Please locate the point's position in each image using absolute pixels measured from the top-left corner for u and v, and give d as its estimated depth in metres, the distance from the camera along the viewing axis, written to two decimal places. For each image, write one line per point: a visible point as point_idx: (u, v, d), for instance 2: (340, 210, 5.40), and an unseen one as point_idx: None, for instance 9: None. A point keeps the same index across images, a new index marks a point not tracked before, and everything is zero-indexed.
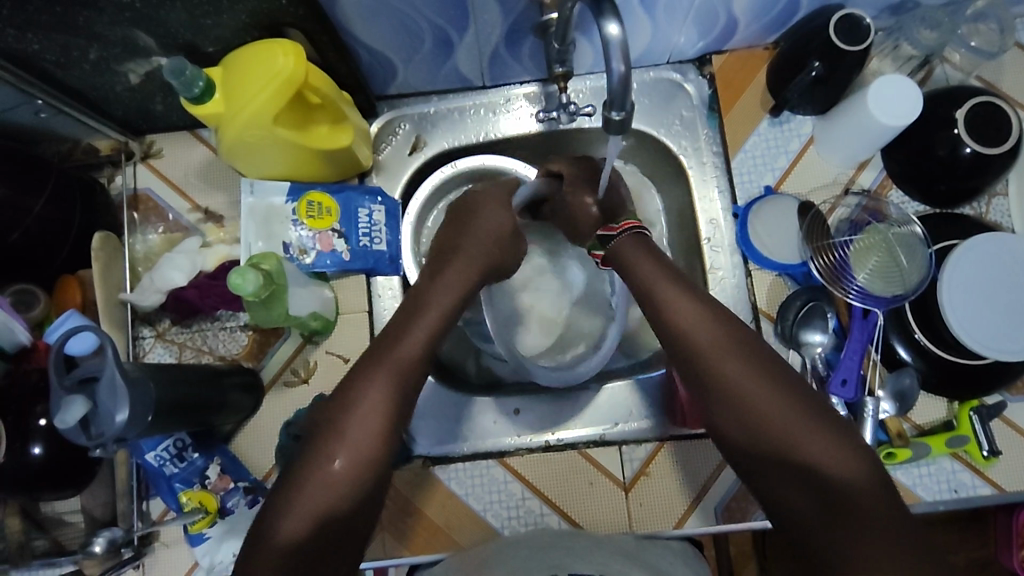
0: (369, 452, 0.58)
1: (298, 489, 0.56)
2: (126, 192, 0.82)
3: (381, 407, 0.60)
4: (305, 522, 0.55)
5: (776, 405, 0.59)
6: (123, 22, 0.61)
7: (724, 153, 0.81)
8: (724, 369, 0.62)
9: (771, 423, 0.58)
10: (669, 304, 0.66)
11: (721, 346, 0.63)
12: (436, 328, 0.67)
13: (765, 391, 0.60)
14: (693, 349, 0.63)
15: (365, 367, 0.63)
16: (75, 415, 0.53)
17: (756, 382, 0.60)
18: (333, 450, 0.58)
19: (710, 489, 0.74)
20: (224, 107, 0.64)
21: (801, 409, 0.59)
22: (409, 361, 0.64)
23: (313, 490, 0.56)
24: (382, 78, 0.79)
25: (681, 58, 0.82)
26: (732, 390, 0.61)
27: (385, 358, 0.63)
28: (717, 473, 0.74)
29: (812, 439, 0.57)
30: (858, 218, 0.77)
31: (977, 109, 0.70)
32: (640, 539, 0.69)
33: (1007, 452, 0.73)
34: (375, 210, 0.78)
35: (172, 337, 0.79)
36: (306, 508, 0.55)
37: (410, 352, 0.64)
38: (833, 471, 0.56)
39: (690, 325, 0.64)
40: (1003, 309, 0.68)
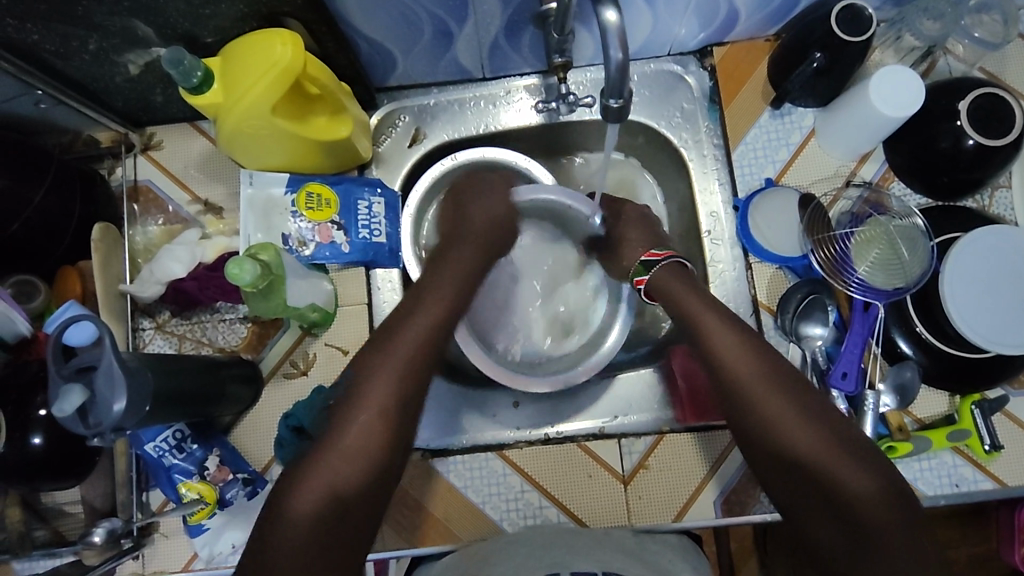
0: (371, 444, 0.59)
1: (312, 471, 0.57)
2: (126, 183, 0.82)
3: (387, 392, 0.61)
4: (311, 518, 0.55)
5: (808, 434, 0.58)
6: (122, 12, 0.61)
7: (724, 146, 0.81)
8: (753, 397, 0.61)
9: (803, 452, 0.57)
10: (701, 328, 0.65)
11: (751, 371, 0.62)
12: (437, 314, 0.68)
13: (796, 418, 0.59)
14: (727, 377, 0.62)
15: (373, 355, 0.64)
16: (72, 404, 0.53)
17: (787, 409, 0.59)
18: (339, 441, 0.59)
19: (709, 482, 0.74)
20: (223, 97, 0.64)
21: (832, 438, 0.57)
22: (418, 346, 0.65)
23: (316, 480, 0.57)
24: (382, 69, 0.78)
25: (682, 50, 0.82)
26: (762, 419, 0.60)
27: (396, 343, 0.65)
28: (717, 466, 0.74)
29: (842, 468, 0.56)
30: (859, 210, 0.76)
31: (980, 100, 0.69)
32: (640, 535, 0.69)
33: (1009, 447, 0.73)
34: (375, 202, 0.78)
35: (171, 329, 0.79)
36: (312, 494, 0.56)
37: (412, 339, 0.65)
38: (862, 501, 0.55)
39: (720, 351, 0.64)
40: (1005, 302, 0.68)
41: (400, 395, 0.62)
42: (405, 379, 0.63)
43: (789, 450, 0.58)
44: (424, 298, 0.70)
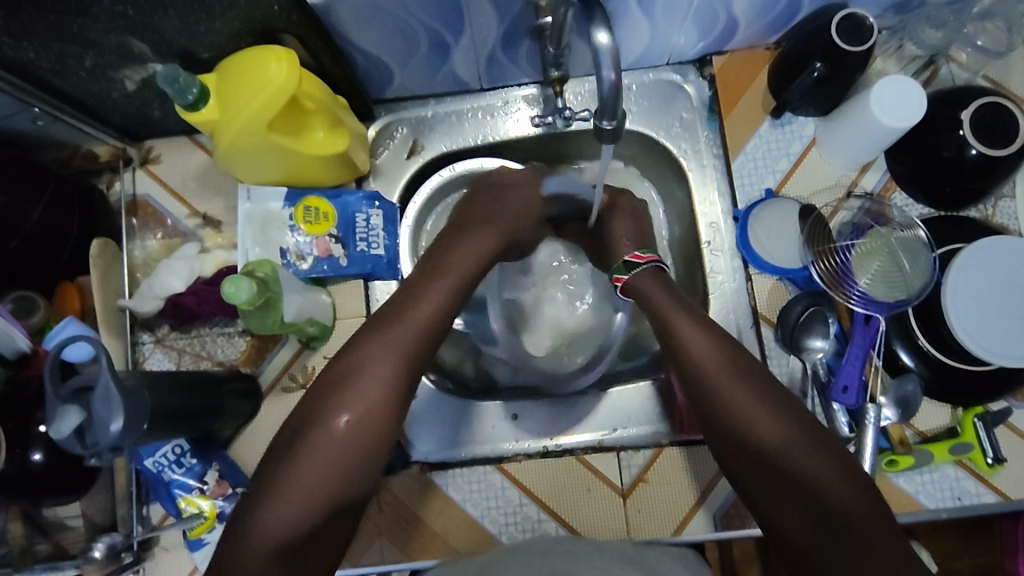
0: (357, 446, 0.56)
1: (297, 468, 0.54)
2: (125, 198, 0.82)
3: (382, 389, 0.58)
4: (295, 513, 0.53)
5: (773, 423, 0.57)
6: (117, 29, 0.61)
7: (724, 155, 0.80)
8: (720, 388, 0.60)
9: (769, 442, 0.56)
10: (670, 323, 0.65)
11: (727, 375, 0.60)
12: (440, 306, 0.65)
13: (762, 408, 0.58)
14: (695, 369, 0.62)
15: (366, 344, 0.60)
16: (69, 425, 0.53)
17: (752, 400, 0.58)
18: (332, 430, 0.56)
19: (710, 494, 0.73)
20: (219, 115, 0.64)
21: (797, 428, 0.57)
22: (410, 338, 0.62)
23: (301, 481, 0.54)
24: (379, 82, 0.78)
25: (681, 59, 0.81)
26: (729, 410, 0.59)
27: (394, 335, 0.61)
28: (716, 480, 0.74)
29: (806, 456, 0.55)
30: (860, 221, 0.75)
31: (983, 110, 0.68)
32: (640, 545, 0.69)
33: (1012, 460, 0.72)
34: (372, 215, 0.78)
35: (171, 343, 0.79)
36: (294, 493, 0.53)
37: (410, 337, 0.61)
38: (829, 489, 0.54)
39: (689, 343, 0.63)
40: (1008, 314, 0.67)
41: (396, 393, 0.59)
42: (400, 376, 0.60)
43: (754, 441, 0.57)
44: (419, 294, 0.65)
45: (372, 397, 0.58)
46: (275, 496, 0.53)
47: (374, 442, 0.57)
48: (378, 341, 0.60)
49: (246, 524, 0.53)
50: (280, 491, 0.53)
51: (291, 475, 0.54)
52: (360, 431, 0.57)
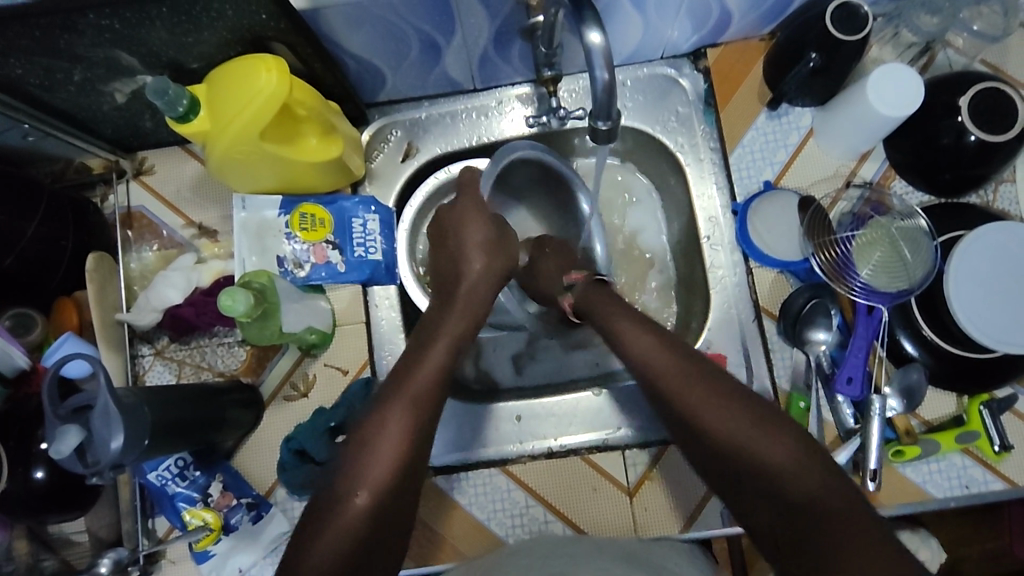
0: (388, 486, 0.56)
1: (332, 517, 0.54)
2: (119, 210, 0.81)
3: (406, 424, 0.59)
4: (335, 543, 0.53)
5: (734, 413, 0.55)
6: (104, 43, 0.60)
7: (721, 149, 0.79)
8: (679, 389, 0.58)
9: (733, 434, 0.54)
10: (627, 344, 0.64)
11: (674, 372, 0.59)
12: (454, 345, 0.66)
13: (724, 402, 0.56)
14: (652, 371, 0.61)
15: (388, 391, 0.61)
16: (68, 446, 0.53)
17: (712, 395, 0.56)
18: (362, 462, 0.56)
19: (696, 518, 0.73)
20: (211, 124, 0.63)
21: (758, 419, 0.54)
22: (433, 376, 0.63)
23: (340, 516, 0.54)
24: (372, 86, 0.77)
25: (675, 53, 0.80)
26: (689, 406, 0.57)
27: (414, 378, 0.62)
28: (701, 505, 0.73)
29: (773, 446, 0.52)
30: (860, 211, 0.75)
31: (981, 95, 0.68)
32: (647, 541, 0.69)
33: (1019, 446, 0.72)
34: (369, 220, 0.78)
35: (170, 355, 0.79)
36: (334, 533, 0.53)
37: (426, 382, 0.62)
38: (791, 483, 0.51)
39: (648, 353, 0.62)
40: (1010, 302, 0.67)
41: (421, 433, 0.59)
42: (420, 415, 0.60)
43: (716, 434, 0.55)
44: (442, 325, 0.68)
45: (396, 437, 0.57)
46: (316, 538, 0.53)
47: (402, 475, 0.57)
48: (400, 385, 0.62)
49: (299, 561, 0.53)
50: (319, 532, 0.53)
51: (329, 517, 0.54)
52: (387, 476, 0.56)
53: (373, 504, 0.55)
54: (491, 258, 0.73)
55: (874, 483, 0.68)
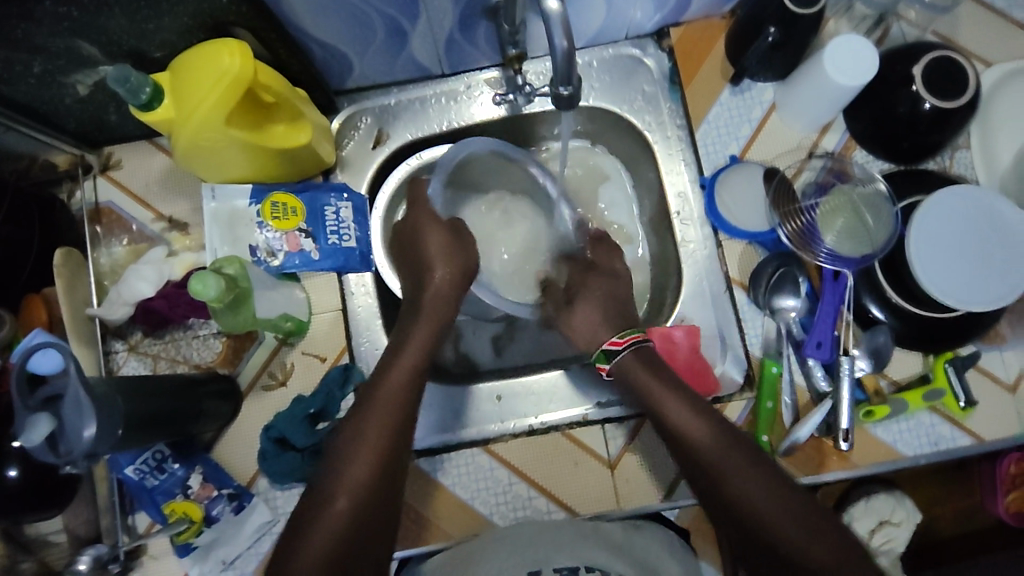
0: (366, 484, 0.58)
1: (312, 522, 0.56)
2: (87, 206, 0.80)
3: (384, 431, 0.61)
4: (317, 544, 0.54)
5: (716, 445, 0.62)
6: (63, 32, 0.60)
7: (688, 126, 0.81)
8: (673, 418, 0.65)
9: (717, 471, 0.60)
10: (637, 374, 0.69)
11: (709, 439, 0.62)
12: (427, 342, 0.69)
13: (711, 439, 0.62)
14: (653, 404, 0.66)
15: (368, 401, 0.63)
16: (40, 434, 0.52)
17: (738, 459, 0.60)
18: (343, 471, 0.58)
19: (682, 480, 0.74)
20: (175, 111, 0.63)
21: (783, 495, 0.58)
22: (407, 377, 0.66)
23: (322, 518, 0.56)
24: (339, 72, 0.78)
25: (639, 33, 0.81)
26: (686, 438, 0.63)
27: (392, 379, 0.65)
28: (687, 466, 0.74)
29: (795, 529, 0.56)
30: (823, 180, 0.77)
31: (934, 64, 0.70)
32: (629, 529, 0.70)
33: (984, 402, 0.74)
34: (341, 207, 0.78)
35: (145, 350, 0.78)
36: (317, 535, 0.55)
37: (397, 382, 0.65)
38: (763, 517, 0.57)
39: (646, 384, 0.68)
40: (968, 262, 0.70)
41: (398, 437, 0.62)
42: (393, 415, 0.62)
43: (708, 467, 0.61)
44: (416, 327, 0.71)
45: (374, 440, 0.60)
46: (301, 537, 0.55)
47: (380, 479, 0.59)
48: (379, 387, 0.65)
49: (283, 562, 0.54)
50: (305, 532, 0.55)
51: (315, 513, 0.56)
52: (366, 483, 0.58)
53: (353, 506, 0.57)
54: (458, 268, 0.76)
55: (847, 444, 0.70)
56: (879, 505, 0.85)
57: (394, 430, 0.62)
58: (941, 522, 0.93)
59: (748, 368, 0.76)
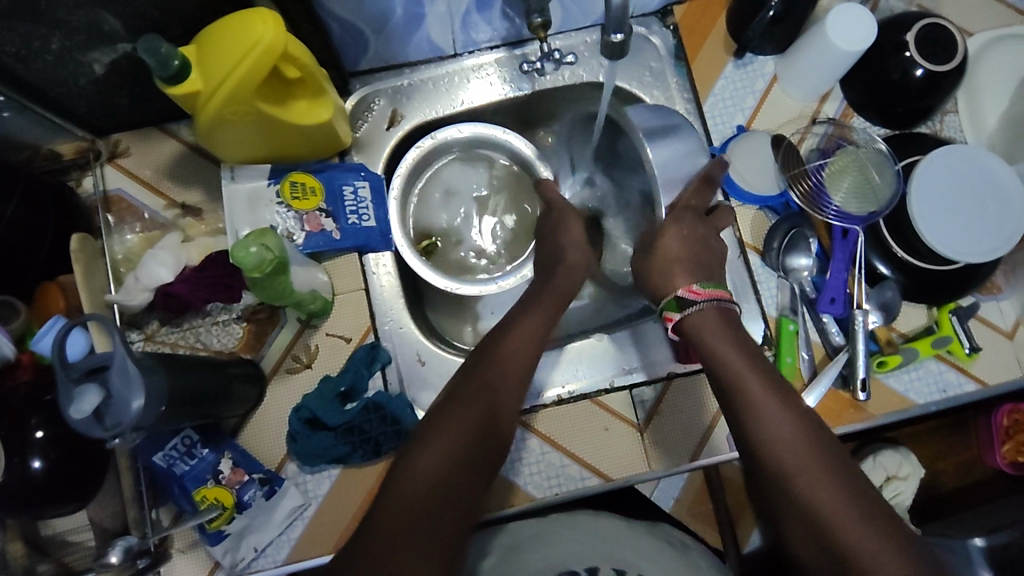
0: (440, 469, 0.53)
1: (390, 492, 0.52)
2: (98, 195, 0.78)
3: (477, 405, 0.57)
4: (396, 507, 0.51)
5: (790, 428, 0.54)
6: (88, 3, 0.59)
7: (695, 99, 0.84)
8: (755, 406, 0.55)
9: (799, 476, 0.51)
10: (710, 348, 0.60)
11: (777, 419, 0.54)
12: (543, 323, 0.67)
13: (795, 437, 0.53)
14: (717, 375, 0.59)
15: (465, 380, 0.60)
16: (89, 404, 0.51)
17: (801, 444, 0.53)
18: (430, 439, 0.55)
19: (709, 440, 0.76)
20: (202, 84, 0.62)
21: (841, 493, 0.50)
22: (518, 357, 0.62)
23: (400, 487, 0.52)
24: (355, 52, 0.78)
25: (644, 11, 0.84)
26: (765, 429, 0.54)
27: (465, 401, 0.58)
28: (713, 424, 0.76)
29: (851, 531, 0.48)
30: (826, 145, 0.81)
31: (925, 31, 0.75)
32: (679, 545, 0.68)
33: (986, 348, 0.78)
34: (360, 187, 0.79)
35: (162, 339, 0.76)
36: (393, 504, 0.51)
37: (499, 367, 0.61)
38: (834, 518, 0.49)
39: (722, 362, 0.59)
40: (967, 215, 0.74)
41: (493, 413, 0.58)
42: (480, 410, 0.57)
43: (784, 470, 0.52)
44: (531, 314, 0.67)
45: (464, 415, 0.57)
46: (384, 502, 0.52)
47: (469, 451, 0.55)
48: (446, 408, 0.58)
49: (371, 527, 0.51)
50: (388, 500, 0.52)
51: (393, 486, 0.53)
52: (449, 452, 0.54)
53: (438, 472, 0.53)
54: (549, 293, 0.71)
55: (864, 394, 0.74)
56: (886, 460, 0.88)
57: (490, 401, 0.58)
58: (944, 478, 0.95)
59: (766, 327, 0.78)
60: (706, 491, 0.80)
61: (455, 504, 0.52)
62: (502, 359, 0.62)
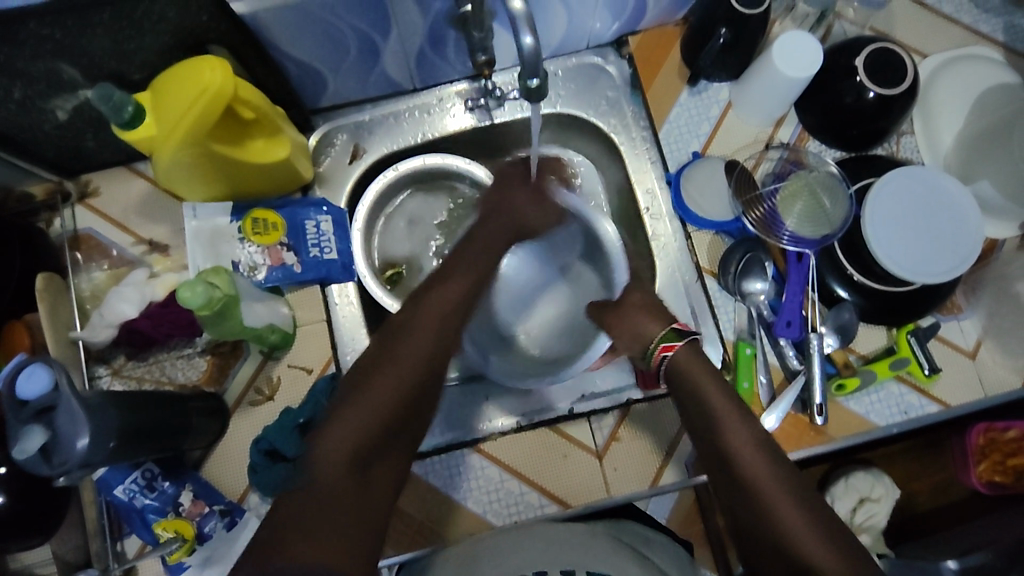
0: (360, 438, 0.58)
1: (314, 456, 0.58)
2: (67, 234, 0.81)
3: (397, 377, 0.62)
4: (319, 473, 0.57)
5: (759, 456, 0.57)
6: (45, 55, 0.61)
7: (651, 127, 0.85)
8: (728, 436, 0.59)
9: (775, 507, 0.54)
10: (690, 384, 0.63)
11: (748, 443, 0.58)
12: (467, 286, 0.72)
13: (765, 468, 0.56)
14: (698, 403, 0.62)
15: (388, 344, 0.65)
16: (32, 445, 0.53)
17: (768, 466, 0.57)
18: (349, 409, 0.60)
19: (678, 444, 0.77)
20: (157, 129, 0.64)
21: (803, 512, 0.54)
22: (438, 319, 0.67)
23: (322, 456, 0.57)
24: (314, 91, 0.80)
25: (599, 42, 0.86)
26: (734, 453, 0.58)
27: (376, 392, 0.61)
28: (680, 431, 0.77)
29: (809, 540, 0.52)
30: (781, 169, 0.82)
31: (873, 55, 0.75)
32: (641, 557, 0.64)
33: (946, 369, 0.78)
34: (322, 221, 0.80)
35: (129, 373, 0.78)
36: (318, 468, 0.57)
37: (421, 335, 0.66)
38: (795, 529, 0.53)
39: (706, 397, 0.62)
40: (923, 236, 0.74)
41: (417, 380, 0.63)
42: (405, 378, 0.62)
43: (767, 507, 0.54)
44: (448, 277, 0.72)
45: (387, 381, 0.62)
46: (310, 465, 0.57)
47: (389, 417, 0.61)
48: (358, 398, 0.61)
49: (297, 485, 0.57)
50: (311, 463, 0.57)
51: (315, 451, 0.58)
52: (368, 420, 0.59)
53: (354, 444, 0.58)
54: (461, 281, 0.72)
55: (822, 418, 0.74)
56: (858, 483, 0.86)
57: (410, 370, 0.63)
58: (919, 499, 0.92)
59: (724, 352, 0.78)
60: (698, 509, 0.75)
61: (372, 467, 0.59)
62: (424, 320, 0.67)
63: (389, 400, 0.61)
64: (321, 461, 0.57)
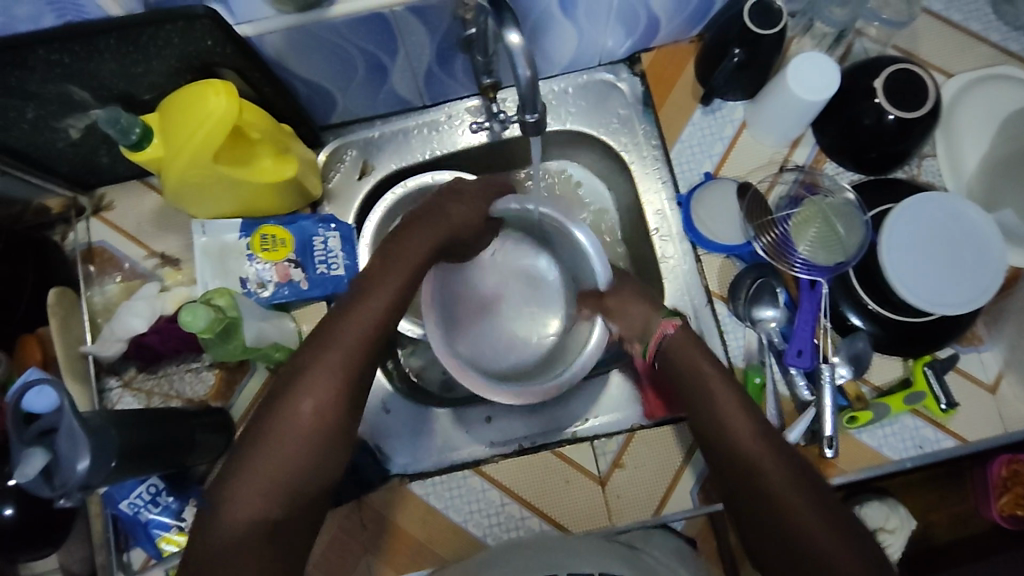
0: (274, 479, 0.57)
1: (225, 496, 0.56)
2: (80, 247, 0.82)
3: (314, 408, 0.60)
4: (233, 519, 0.55)
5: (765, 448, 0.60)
6: (55, 78, 0.62)
7: (663, 146, 0.83)
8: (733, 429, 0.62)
9: (781, 495, 0.57)
10: (696, 376, 0.66)
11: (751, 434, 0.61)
12: (391, 297, 0.68)
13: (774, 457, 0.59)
14: (700, 392, 0.65)
15: (306, 361, 0.62)
16: (34, 467, 0.53)
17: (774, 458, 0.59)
18: (264, 442, 0.58)
19: (682, 473, 0.75)
20: (163, 151, 0.65)
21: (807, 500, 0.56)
22: (358, 335, 0.64)
23: (230, 506, 0.55)
24: (324, 108, 0.80)
25: (612, 59, 0.84)
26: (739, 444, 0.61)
27: (279, 426, 0.59)
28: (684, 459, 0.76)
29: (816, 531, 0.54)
30: (796, 192, 0.80)
31: (895, 76, 0.72)
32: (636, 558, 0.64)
33: (964, 403, 0.75)
34: (329, 237, 0.80)
35: (139, 385, 0.79)
36: (231, 513, 0.55)
37: (339, 356, 0.62)
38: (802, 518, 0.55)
39: (714, 392, 0.65)
40: (945, 266, 0.70)
41: (335, 407, 0.61)
42: (320, 410, 0.60)
43: (784, 509, 0.56)
44: (375, 286, 0.68)
45: (303, 408, 0.60)
46: (219, 511, 0.55)
47: (308, 451, 0.59)
48: (269, 433, 0.59)
49: (205, 530, 0.55)
50: (219, 509, 0.55)
51: (219, 498, 0.56)
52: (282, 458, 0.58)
53: (268, 493, 0.56)
54: (388, 282, 0.69)
55: (832, 452, 0.70)
56: (872, 512, 0.81)
57: (324, 400, 0.60)
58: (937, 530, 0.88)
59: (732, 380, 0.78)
60: (709, 533, 0.74)
61: (296, 503, 0.57)
62: (343, 333, 0.64)
63: (299, 433, 0.59)
64: (226, 518, 0.55)
